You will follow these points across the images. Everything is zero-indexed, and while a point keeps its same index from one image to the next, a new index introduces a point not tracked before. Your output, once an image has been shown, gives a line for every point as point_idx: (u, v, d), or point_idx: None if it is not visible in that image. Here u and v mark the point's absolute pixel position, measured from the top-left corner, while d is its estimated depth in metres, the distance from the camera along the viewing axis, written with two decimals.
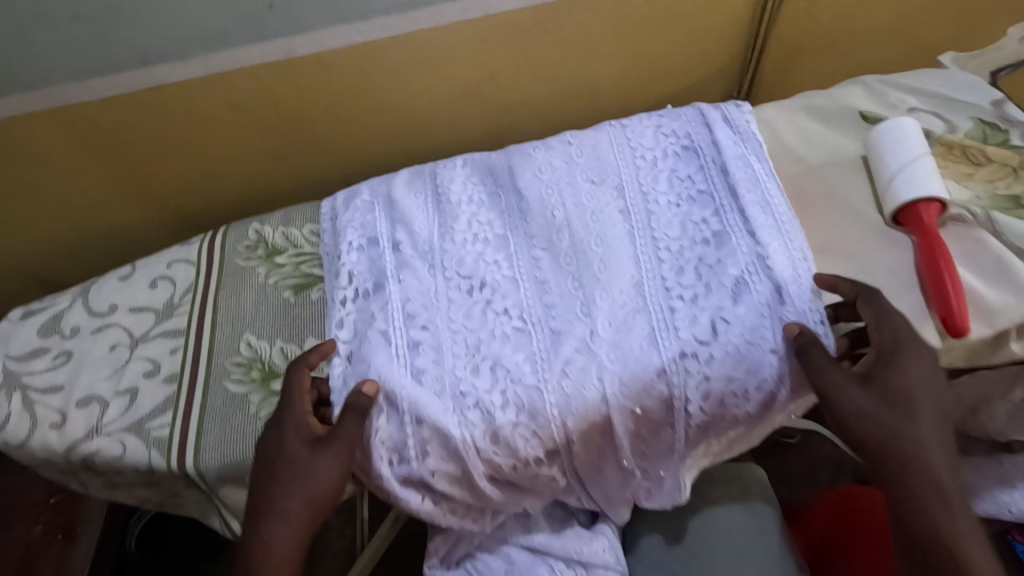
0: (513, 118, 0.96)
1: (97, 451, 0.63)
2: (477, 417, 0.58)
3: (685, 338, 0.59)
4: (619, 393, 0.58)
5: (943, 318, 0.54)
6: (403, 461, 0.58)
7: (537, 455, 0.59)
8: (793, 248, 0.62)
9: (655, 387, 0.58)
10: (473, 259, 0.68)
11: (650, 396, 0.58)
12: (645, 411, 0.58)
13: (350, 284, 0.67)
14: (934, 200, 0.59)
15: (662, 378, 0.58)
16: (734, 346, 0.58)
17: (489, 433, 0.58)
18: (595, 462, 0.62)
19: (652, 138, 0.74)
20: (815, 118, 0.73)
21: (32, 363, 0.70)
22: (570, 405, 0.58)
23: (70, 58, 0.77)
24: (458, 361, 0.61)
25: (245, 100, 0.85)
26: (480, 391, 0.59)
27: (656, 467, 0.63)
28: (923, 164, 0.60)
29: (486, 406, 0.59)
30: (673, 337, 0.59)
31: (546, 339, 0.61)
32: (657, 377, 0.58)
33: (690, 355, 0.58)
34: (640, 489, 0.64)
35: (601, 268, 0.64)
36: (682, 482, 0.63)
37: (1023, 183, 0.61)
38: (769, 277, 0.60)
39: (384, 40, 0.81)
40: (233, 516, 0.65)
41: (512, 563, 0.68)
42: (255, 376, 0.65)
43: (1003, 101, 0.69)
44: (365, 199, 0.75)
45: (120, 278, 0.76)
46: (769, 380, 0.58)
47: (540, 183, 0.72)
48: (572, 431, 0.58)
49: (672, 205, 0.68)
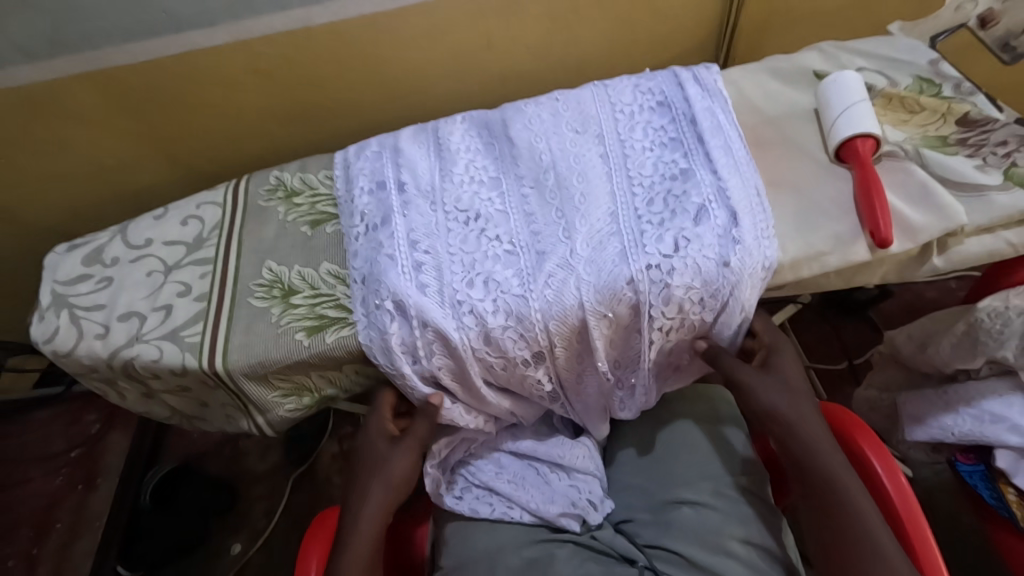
0: (506, 83, 1.04)
1: (137, 356, 0.72)
2: (472, 322, 0.67)
3: (652, 253, 0.67)
4: (594, 300, 0.66)
5: (871, 232, 0.64)
6: (415, 360, 0.67)
7: (525, 356, 0.68)
8: (748, 182, 0.70)
9: (624, 294, 0.66)
10: (470, 196, 0.76)
11: (620, 302, 0.66)
12: (616, 316, 0.67)
13: (361, 219, 0.76)
14: (869, 137, 0.69)
15: (631, 286, 0.66)
16: (693, 259, 0.66)
17: (482, 336, 0.67)
18: (578, 367, 0.71)
19: (631, 95, 0.82)
20: (777, 77, 0.82)
21: (77, 286, 0.79)
22: (552, 310, 0.66)
23: (108, 23, 0.83)
24: (456, 276, 0.69)
25: (266, 65, 0.93)
26: (474, 299, 0.67)
27: (627, 376, 0.74)
28: (860, 109, 0.70)
29: (479, 312, 0.67)
30: (641, 252, 0.67)
31: (532, 258, 0.69)
32: (626, 286, 0.66)
33: (655, 266, 0.66)
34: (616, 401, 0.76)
35: (581, 201, 0.73)
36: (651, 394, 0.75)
37: (949, 126, 0.71)
38: (727, 205, 0.68)
39: (393, 10, 0.90)
40: (258, 414, 0.76)
41: (501, 466, 0.77)
42: (276, 294, 0.74)
43: (938, 60, 0.79)
44: (374, 149, 0.82)
45: (155, 217, 0.84)
46: (723, 289, 0.66)
47: (529, 133, 0.80)
48: (554, 331, 0.67)
49: (646, 150, 0.76)
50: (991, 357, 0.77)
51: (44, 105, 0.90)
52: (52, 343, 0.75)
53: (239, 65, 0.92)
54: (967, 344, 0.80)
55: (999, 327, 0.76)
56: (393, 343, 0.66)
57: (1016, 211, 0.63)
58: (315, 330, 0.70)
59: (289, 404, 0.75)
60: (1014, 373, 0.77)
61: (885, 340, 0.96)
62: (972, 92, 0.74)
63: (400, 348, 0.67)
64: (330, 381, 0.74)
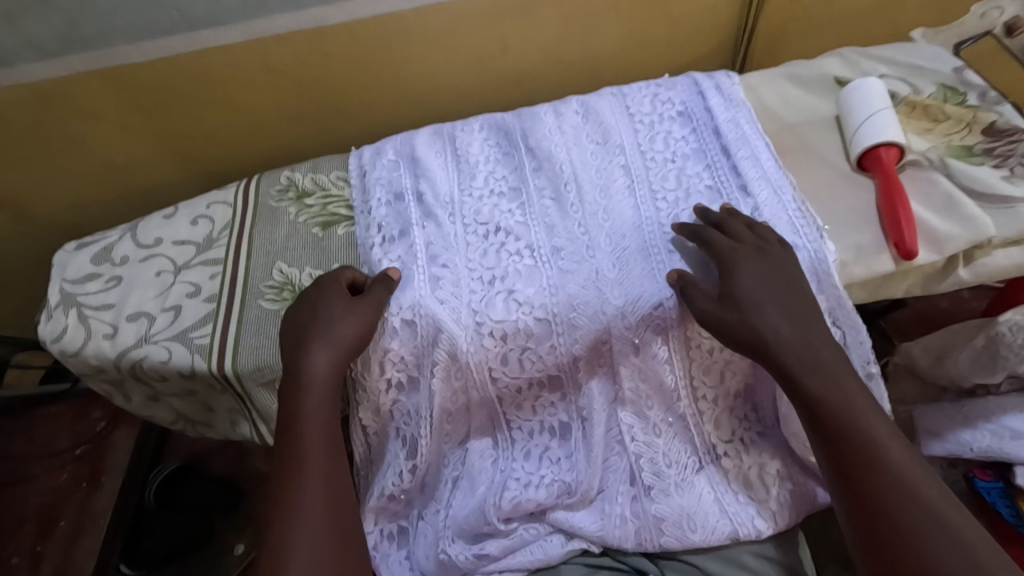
0: (520, 88, 1.04)
1: (146, 357, 0.71)
2: (491, 342, 0.66)
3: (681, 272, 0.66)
4: (621, 324, 0.66)
5: (895, 244, 0.63)
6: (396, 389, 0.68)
7: (537, 377, 0.69)
8: (784, 197, 0.69)
9: (653, 316, 0.66)
10: (490, 210, 0.75)
11: (647, 326, 0.66)
12: (642, 342, 0.67)
13: (378, 232, 0.74)
14: (893, 145, 0.68)
15: (660, 308, 0.66)
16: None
17: (500, 356, 0.67)
18: (599, 404, 0.69)
19: (650, 105, 0.81)
20: (796, 84, 0.81)
21: (86, 285, 0.78)
22: (576, 334, 0.67)
23: (125, 20, 0.82)
24: (473, 292, 0.68)
25: (280, 65, 0.92)
26: (493, 318, 0.66)
27: (666, 428, 0.69)
28: (883, 117, 0.69)
29: (495, 332, 0.66)
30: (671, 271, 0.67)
31: (556, 273, 0.69)
32: (656, 309, 0.66)
33: None
34: (647, 465, 0.67)
35: (605, 217, 0.72)
36: (698, 488, 0.67)
37: (975, 136, 0.70)
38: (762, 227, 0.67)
39: (407, 12, 0.89)
40: (262, 421, 0.74)
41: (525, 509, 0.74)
42: (287, 297, 0.73)
43: (962, 68, 0.77)
44: (390, 157, 0.82)
45: (165, 216, 0.84)
46: None
47: (550, 141, 0.79)
48: (578, 351, 0.67)
49: (668, 161, 0.75)
50: (1011, 373, 0.76)
51: (56, 102, 0.90)
52: (60, 342, 0.75)
53: (253, 66, 0.91)
54: (986, 359, 0.79)
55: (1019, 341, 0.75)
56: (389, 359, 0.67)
57: None
58: None
59: None
60: None
61: (904, 353, 0.94)
62: (998, 101, 0.73)
63: (394, 365, 0.67)
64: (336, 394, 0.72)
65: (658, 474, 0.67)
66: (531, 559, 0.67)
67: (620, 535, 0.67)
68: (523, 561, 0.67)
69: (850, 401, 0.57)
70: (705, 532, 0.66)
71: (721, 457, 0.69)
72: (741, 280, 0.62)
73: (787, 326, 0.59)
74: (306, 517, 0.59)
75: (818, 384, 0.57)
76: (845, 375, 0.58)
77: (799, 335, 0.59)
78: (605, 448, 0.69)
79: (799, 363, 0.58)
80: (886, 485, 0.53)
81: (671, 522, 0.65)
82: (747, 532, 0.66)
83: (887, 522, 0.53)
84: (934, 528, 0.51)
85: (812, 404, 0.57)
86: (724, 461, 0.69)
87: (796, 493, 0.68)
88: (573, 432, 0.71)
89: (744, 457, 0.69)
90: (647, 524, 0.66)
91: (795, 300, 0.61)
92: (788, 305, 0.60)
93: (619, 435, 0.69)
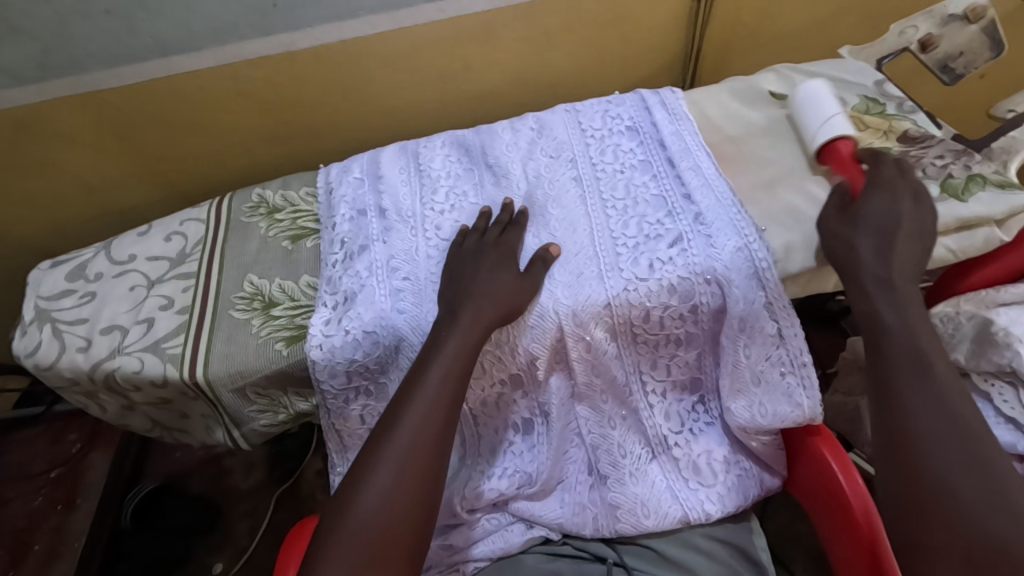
0: (482, 106, 1.09)
1: (119, 368, 0.73)
2: None
3: (627, 274, 0.70)
4: (571, 322, 0.69)
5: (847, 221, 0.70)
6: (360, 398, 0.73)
7: (501, 376, 0.73)
8: (723, 200, 0.74)
9: (601, 315, 0.69)
10: (451, 224, 0.79)
11: (597, 325, 0.70)
12: (592, 340, 0.70)
13: (338, 248, 0.79)
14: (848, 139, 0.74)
15: (608, 308, 0.69)
16: (669, 278, 0.70)
17: None
18: (558, 400, 0.73)
19: (601, 120, 0.86)
20: (735, 97, 0.87)
21: (60, 301, 0.81)
22: (535, 334, 0.70)
23: (98, 46, 0.86)
24: (430, 302, 0.71)
25: (250, 87, 0.96)
26: None
27: (618, 423, 0.73)
28: (839, 118, 0.74)
29: None
30: (617, 274, 0.71)
31: None
32: (604, 308, 0.69)
33: (632, 288, 0.70)
34: (605, 456, 0.72)
35: (558, 225, 0.77)
36: (650, 478, 0.72)
37: (892, 142, 0.76)
38: (701, 230, 0.72)
39: (371, 36, 0.94)
40: (234, 426, 0.77)
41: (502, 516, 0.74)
42: (257, 306, 0.76)
43: (882, 81, 0.84)
44: (356, 175, 0.86)
45: (139, 233, 0.87)
46: (700, 302, 0.70)
47: (506, 157, 0.84)
48: (537, 351, 0.70)
49: (617, 172, 0.80)
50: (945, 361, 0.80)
51: (32, 128, 0.93)
52: (34, 356, 0.77)
53: (226, 88, 0.95)
54: None
55: (951, 330, 0.79)
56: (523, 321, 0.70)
57: (951, 219, 0.68)
58: (293, 340, 0.72)
59: (264, 419, 0.76)
60: (967, 375, 0.79)
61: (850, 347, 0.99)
62: (913, 110, 0.80)
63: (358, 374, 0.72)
64: (305, 395, 0.76)
65: (614, 464, 0.72)
66: (493, 548, 0.72)
67: (578, 522, 0.71)
68: (486, 551, 0.72)
69: (915, 331, 0.61)
70: (657, 518, 0.70)
71: (672, 448, 0.73)
72: (872, 211, 0.67)
73: (877, 261, 0.65)
74: (394, 453, 0.60)
75: (887, 310, 0.63)
76: (918, 315, 0.62)
77: (877, 260, 0.65)
78: (564, 441, 0.74)
79: (874, 284, 0.64)
80: (928, 415, 0.57)
81: (626, 509, 0.70)
82: (697, 516, 0.71)
83: (920, 448, 0.56)
84: (972, 460, 0.54)
85: (877, 328, 0.63)
86: (675, 450, 0.73)
87: (741, 478, 0.73)
88: (536, 428, 0.75)
89: (693, 446, 0.74)
90: (603, 511, 0.71)
91: (911, 245, 0.65)
92: (900, 236, 0.65)
93: (576, 428, 0.73)
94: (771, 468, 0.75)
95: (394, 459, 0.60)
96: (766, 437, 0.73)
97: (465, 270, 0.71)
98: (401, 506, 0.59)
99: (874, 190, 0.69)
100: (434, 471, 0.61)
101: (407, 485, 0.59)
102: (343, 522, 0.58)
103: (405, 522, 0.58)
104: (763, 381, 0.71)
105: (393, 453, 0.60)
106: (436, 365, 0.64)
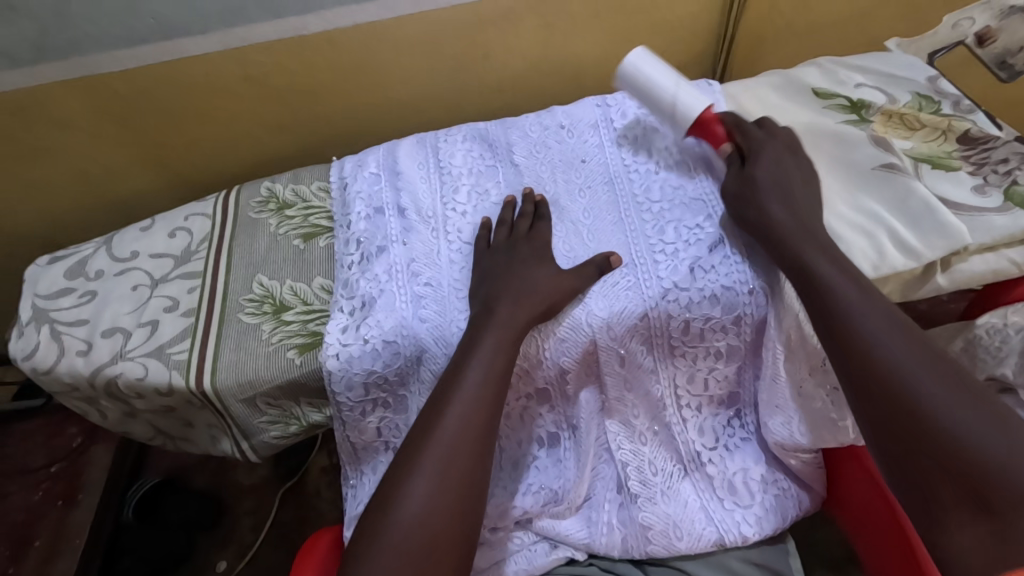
0: (503, 97, 1.04)
1: (121, 373, 0.69)
2: None
3: (666, 280, 0.66)
4: (607, 334, 0.65)
5: (901, 247, 0.64)
6: (377, 410, 0.69)
7: (528, 391, 0.69)
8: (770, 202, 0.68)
9: (638, 325, 0.65)
10: (473, 227, 0.74)
11: (632, 336, 0.65)
12: (628, 352, 0.66)
13: (354, 249, 0.74)
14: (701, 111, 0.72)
15: (644, 319, 0.65)
16: (711, 287, 0.65)
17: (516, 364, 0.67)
18: (588, 414, 0.69)
19: (633, 117, 0.81)
20: (776, 91, 0.82)
21: (59, 301, 0.76)
22: (567, 348, 0.65)
23: (98, 29, 0.81)
24: (456, 312, 0.67)
25: (258, 73, 0.91)
26: (455, 319, 0.67)
27: (649, 440, 0.69)
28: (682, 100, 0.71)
29: (446, 337, 0.66)
30: (655, 280, 0.66)
31: (457, 270, 0.71)
32: (640, 319, 0.65)
33: (671, 295, 0.65)
34: (633, 474, 0.68)
35: (589, 236, 0.72)
36: (683, 497, 0.68)
37: (950, 144, 0.71)
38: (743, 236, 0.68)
39: (386, 20, 0.88)
40: (243, 437, 0.73)
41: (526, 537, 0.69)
42: (267, 310, 0.72)
43: (936, 77, 0.79)
44: (372, 170, 0.81)
45: (141, 229, 0.82)
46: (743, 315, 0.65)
47: (532, 157, 0.79)
48: (567, 365, 0.66)
49: (651, 172, 0.75)
50: (990, 374, 0.68)
51: (29, 111, 0.88)
52: (31, 360, 0.72)
53: (230, 74, 0.90)
54: None
55: (997, 343, 0.67)
56: (557, 337, 0.65)
57: (1017, 230, 0.63)
58: (307, 349, 0.68)
59: (275, 431, 0.72)
60: (1014, 390, 0.68)
61: None
62: (971, 109, 0.75)
63: (375, 386, 0.67)
64: (317, 406, 0.71)
65: (644, 482, 0.67)
66: (517, 569, 0.68)
67: (606, 543, 0.67)
68: (509, 571, 0.68)
69: (855, 304, 0.58)
70: (691, 540, 0.66)
71: (706, 464, 0.69)
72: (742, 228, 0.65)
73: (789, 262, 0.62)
74: (433, 466, 0.57)
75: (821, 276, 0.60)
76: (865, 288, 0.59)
77: (801, 258, 0.62)
78: (594, 457, 0.69)
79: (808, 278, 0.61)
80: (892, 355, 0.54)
81: (657, 530, 0.66)
82: (733, 539, 0.66)
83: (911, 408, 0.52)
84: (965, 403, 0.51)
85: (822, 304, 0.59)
86: (708, 468, 0.69)
87: (779, 498, 0.68)
88: (563, 442, 0.71)
89: (728, 463, 0.69)
90: (633, 533, 0.66)
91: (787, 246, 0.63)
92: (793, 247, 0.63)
93: (606, 443, 0.69)
94: (809, 489, 0.71)
95: (435, 462, 0.57)
96: (806, 455, 0.69)
97: (498, 276, 0.67)
98: (440, 520, 0.55)
99: (901, 227, 0.65)
100: (472, 485, 0.57)
101: (448, 502, 0.56)
102: (378, 545, 0.54)
103: (443, 543, 0.55)
104: (801, 395, 0.66)
105: (429, 470, 0.57)
106: (464, 380, 0.60)
